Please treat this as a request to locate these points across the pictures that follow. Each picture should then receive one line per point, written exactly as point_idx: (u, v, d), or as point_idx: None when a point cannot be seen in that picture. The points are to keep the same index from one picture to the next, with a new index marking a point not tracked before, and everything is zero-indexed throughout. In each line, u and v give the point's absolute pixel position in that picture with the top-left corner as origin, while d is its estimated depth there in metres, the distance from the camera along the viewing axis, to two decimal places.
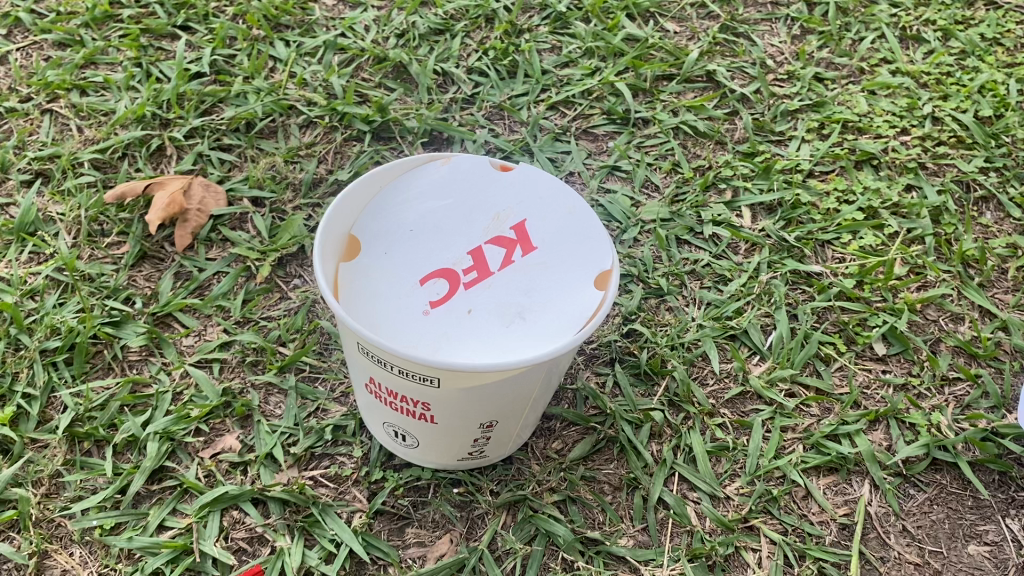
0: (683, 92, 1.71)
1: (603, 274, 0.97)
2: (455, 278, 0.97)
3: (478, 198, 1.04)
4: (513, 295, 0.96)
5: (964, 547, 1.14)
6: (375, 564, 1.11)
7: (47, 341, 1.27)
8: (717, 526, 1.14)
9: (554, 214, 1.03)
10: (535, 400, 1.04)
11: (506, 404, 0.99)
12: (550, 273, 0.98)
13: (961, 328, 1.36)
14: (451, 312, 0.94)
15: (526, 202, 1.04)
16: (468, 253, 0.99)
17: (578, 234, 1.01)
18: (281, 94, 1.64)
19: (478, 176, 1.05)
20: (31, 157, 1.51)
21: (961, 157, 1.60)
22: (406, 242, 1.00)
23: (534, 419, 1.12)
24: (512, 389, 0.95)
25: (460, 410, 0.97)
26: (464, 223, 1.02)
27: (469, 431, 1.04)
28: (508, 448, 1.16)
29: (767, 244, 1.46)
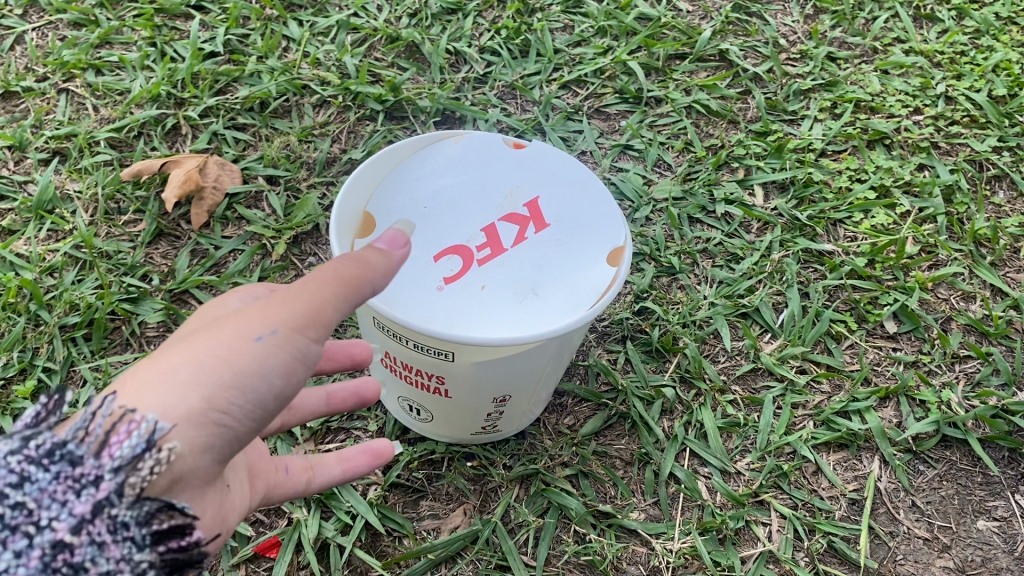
0: (695, 71, 1.72)
1: (616, 251, 0.99)
2: (469, 254, 0.97)
3: (490, 176, 1.05)
4: (526, 271, 0.97)
5: (972, 522, 1.15)
6: (390, 536, 1.13)
7: (66, 316, 1.29)
8: (728, 501, 1.15)
9: (567, 192, 1.04)
10: (546, 375, 1.05)
11: (518, 378, 1.00)
12: (563, 250, 0.99)
13: (972, 306, 1.37)
14: (465, 287, 0.95)
15: (539, 180, 1.05)
16: (481, 229, 1.00)
17: (590, 212, 1.02)
18: (295, 73, 1.64)
19: (490, 155, 1.06)
20: (49, 136, 1.53)
21: (973, 137, 1.60)
22: (420, 217, 1.00)
23: (545, 394, 1.13)
24: (525, 363, 0.96)
25: (474, 383, 0.98)
26: (476, 199, 1.03)
27: (481, 405, 1.05)
28: (522, 422, 1.18)
29: (779, 223, 1.46)
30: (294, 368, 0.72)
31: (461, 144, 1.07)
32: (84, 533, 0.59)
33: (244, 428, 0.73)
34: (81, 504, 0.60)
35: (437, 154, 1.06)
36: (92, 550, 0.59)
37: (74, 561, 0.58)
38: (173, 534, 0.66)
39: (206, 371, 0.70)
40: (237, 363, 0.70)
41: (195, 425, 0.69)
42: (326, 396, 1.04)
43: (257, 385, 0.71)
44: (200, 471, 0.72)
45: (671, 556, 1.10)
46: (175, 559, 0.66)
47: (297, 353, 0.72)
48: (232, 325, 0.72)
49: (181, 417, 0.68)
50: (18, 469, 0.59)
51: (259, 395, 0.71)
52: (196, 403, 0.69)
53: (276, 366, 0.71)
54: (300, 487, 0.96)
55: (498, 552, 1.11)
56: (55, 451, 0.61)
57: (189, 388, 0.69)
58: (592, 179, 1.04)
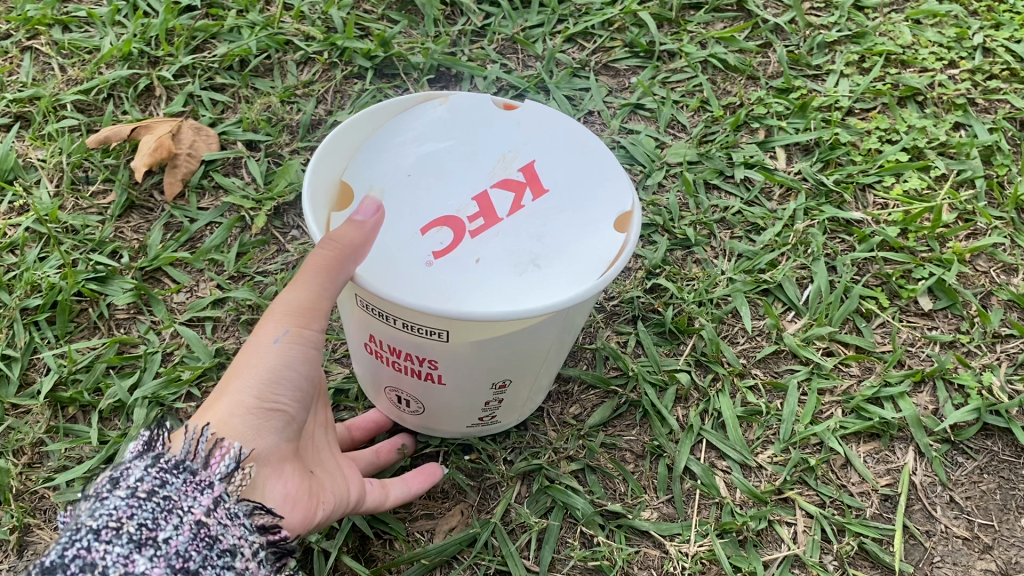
0: (712, 22, 1.58)
1: (625, 215, 0.87)
2: (460, 225, 0.86)
3: (480, 139, 0.93)
4: (525, 241, 0.86)
5: (1017, 520, 1.05)
6: (380, 539, 1.04)
7: (28, 298, 1.19)
8: (748, 498, 1.06)
9: (567, 155, 0.92)
10: (549, 358, 0.94)
11: (520, 360, 0.89)
12: (563, 218, 0.87)
13: (1014, 280, 1.25)
14: (458, 261, 0.84)
15: (535, 142, 0.93)
16: (472, 198, 0.88)
17: (591, 176, 0.90)
18: (277, 28, 1.51)
19: (482, 114, 0.94)
20: (11, 100, 1.42)
21: (1014, 92, 1.46)
22: (406, 187, 0.88)
23: (545, 385, 1.03)
24: (528, 341, 0.85)
25: (469, 368, 0.88)
26: (466, 164, 0.91)
27: (479, 393, 0.94)
28: (524, 411, 1.07)
29: (802, 188, 1.35)
30: (313, 351, 0.79)
31: (449, 105, 0.94)
32: (213, 516, 0.70)
33: (294, 414, 0.80)
34: (205, 496, 0.71)
35: (421, 117, 0.93)
36: (222, 527, 0.71)
37: (212, 534, 0.69)
38: (268, 527, 0.76)
39: (245, 376, 0.77)
40: (264, 360, 0.77)
41: (257, 418, 0.77)
42: (373, 450, 1.05)
43: (291, 375, 0.78)
44: (271, 459, 0.79)
45: (687, 561, 1.00)
46: (274, 549, 0.76)
47: (311, 339, 0.79)
48: (251, 335, 0.79)
49: (245, 413, 0.76)
50: (157, 474, 0.71)
51: (296, 381, 0.79)
52: (251, 399, 0.77)
53: (298, 351, 0.78)
54: (377, 502, 0.96)
55: (497, 556, 1.02)
56: (179, 464, 0.73)
57: (239, 391, 0.77)
58: (594, 139, 0.92)
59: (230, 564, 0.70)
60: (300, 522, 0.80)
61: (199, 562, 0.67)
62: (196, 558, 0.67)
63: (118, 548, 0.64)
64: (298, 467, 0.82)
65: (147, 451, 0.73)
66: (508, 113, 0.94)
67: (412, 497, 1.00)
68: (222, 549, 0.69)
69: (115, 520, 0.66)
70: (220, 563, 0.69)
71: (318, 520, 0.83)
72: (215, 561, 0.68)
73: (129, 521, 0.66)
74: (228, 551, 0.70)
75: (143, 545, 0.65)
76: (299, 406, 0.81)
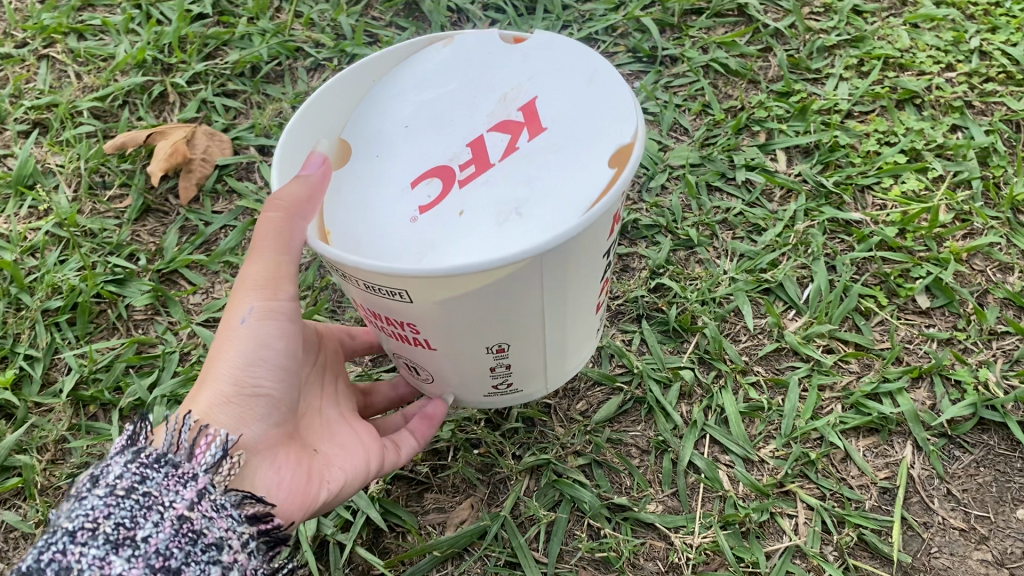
0: (713, 27, 1.62)
1: (623, 148, 0.78)
2: (450, 175, 0.87)
3: (483, 81, 0.92)
4: (511, 188, 0.83)
5: (1013, 512, 1.07)
6: (393, 532, 1.08)
7: (49, 300, 1.22)
8: (751, 491, 1.09)
9: (571, 85, 0.86)
10: (561, 316, 0.86)
11: (520, 321, 0.82)
12: (556, 156, 0.83)
13: (1010, 278, 1.27)
14: (441, 215, 0.85)
15: (538, 78, 0.89)
16: (467, 145, 0.89)
17: (594, 107, 0.84)
18: (288, 35, 1.55)
19: (485, 55, 0.93)
20: (29, 107, 1.46)
21: (1010, 94, 1.49)
22: (400, 141, 0.91)
23: (572, 342, 0.94)
24: (517, 300, 0.78)
25: (456, 331, 0.81)
26: (465, 110, 0.91)
27: (481, 360, 0.87)
28: (552, 381, 0.99)
29: (803, 190, 1.38)
30: (287, 321, 0.83)
31: (452, 49, 0.95)
32: (197, 510, 0.71)
33: (279, 391, 0.83)
34: (187, 490, 0.72)
35: (425, 62, 0.95)
36: (207, 520, 0.71)
37: (196, 528, 0.70)
38: (259, 516, 0.78)
39: (223, 360, 0.80)
40: (242, 341, 0.80)
41: (238, 403, 0.80)
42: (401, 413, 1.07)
43: (268, 352, 0.81)
44: (263, 442, 0.82)
45: (691, 552, 1.03)
46: (266, 539, 0.78)
47: (281, 308, 0.82)
48: (223, 318, 0.82)
49: (227, 402, 0.80)
50: (137, 470, 0.72)
51: (275, 358, 0.82)
52: (229, 386, 0.80)
53: (270, 323, 0.82)
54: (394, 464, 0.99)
55: (507, 548, 1.05)
56: (160, 458, 0.74)
57: (218, 379, 0.80)
58: (601, 65, 0.85)
59: (216, 557, 0.70)
60: (301, 503, 0.83)
61: (181, 559, 0.67)
62: (178, 555, 0.67)
63: (94, 550, 0.64)
64: (294, 450, 0.85)
65: (129, 446, 0.74)
66: (512, 48, 0.92)
67: (424, 446, 1.02)
68: (207, 544, 0.70)
69: (92, 520, 0.66)
70: (206, 558, 0.69)
71: (321, 501, 0.86)
72: (199, 556, 0.69)
73: (106, 521, 0.66)
74: (213, 545, 0.71)
75: (121, 545, 0.66)
76: (283, 386, 0.83)
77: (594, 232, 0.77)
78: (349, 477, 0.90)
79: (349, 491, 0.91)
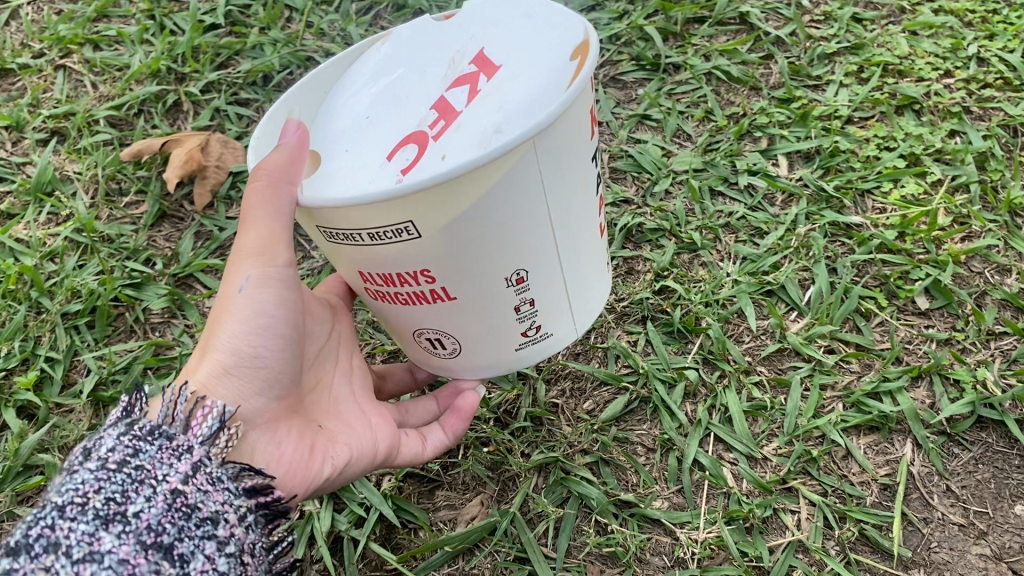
0: (715, 35, 1.65)
1: (580, 44, 0.75)
2: (423, 136, 0.74)
3: (425, 53, 0.82)
4: (486, 115, 0.72)
5: (1011, 507, 1.10)
6: (405, 528, 1.12)
7: (68, 303, 1.25)
8: (754, 488, 1.11)
9: (510, 25, 0.80)
10: (566, 234, 0.83)
11: (526, 242, 0.79)
12: (522, 80, 0.74)
13: (1008, 280, 1.30)
14: (426, 166, 0.71)
15: (478, 28, 0.81)
16: (428, 108, 0.76)
17: (545, 31, 0.79)
18: (298, 45, 1.58)
19: (421, 34, 0.84)
20: (47, 116, 1.49)
21: (1008, 100, 1.51)
22: (360, 127, 0.78)
23: (584, 271, 0.89)
24: (517, 209, 0.76)
25: (465, 262, 0.78)
26: (417, 80, 0.80)
27: (502, 299, 0.83)
28: (580, 322, 0.94)
29: (804, 194, 1.40)
30: (285, 287, 0.85)
31: (388, 44, 0.86)
32: (191, 484, 0.72)
33: (277, 362, 0.86)
34: (182, 464, 0.73)
35: (367, 61, 0.87)
36: (201, 494, 0.72)
37: (190, 503, 0.70)
38: (259, 488, 0.80)
39: (222, 331, 0.84)
40: (239, 313, 0.83)
41: (235, 377, 0.83)
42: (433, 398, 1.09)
43: (263, 320, 0.84)
44: (262, 413, 0.86)
45: (696, 547, 1.06)
46: (268, 510, 0.80)
47: (278, 279, 0.85)
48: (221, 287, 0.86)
49: (224, 373, 0.83)
50: (129, 443, 0.72)
51: (271, 326, 0.85)
52: (226, 357, 0.83)
53: (268, 294, 0.85)
54: (415, 454, 1.02)
55: (516, 544, 1.08)
56: (153, 431, 0.75)
57: (217, 351, 0.83)
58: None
59: (212, 531, 0.70)
60: (302, 483, 0.87)
61: (174, 534, 0.67)
62: (171, 530, 0.67)
63: (83, 526, 0.64)
64: (294, 425, 0.89)
65: (125, 416, 0.76)
66: (447, 22, 0.84)
67: (454, 441, 1.04)
68: (202, 518, 0.70)
69: (82, 494, 0.66)
70: (200, 532, 0.69)
71: (324, 476, 0.89)
72: (194, 531, 0.69)
73: (96, 495, 0.66)
74: (208, 520, 0.71)
75: (111, 521, 0.65)
76: (284, 359, 0.86)
77: (570, 120, 0.75)
78: (353, 454, 0.93)
79: (354, 473, 0.94)
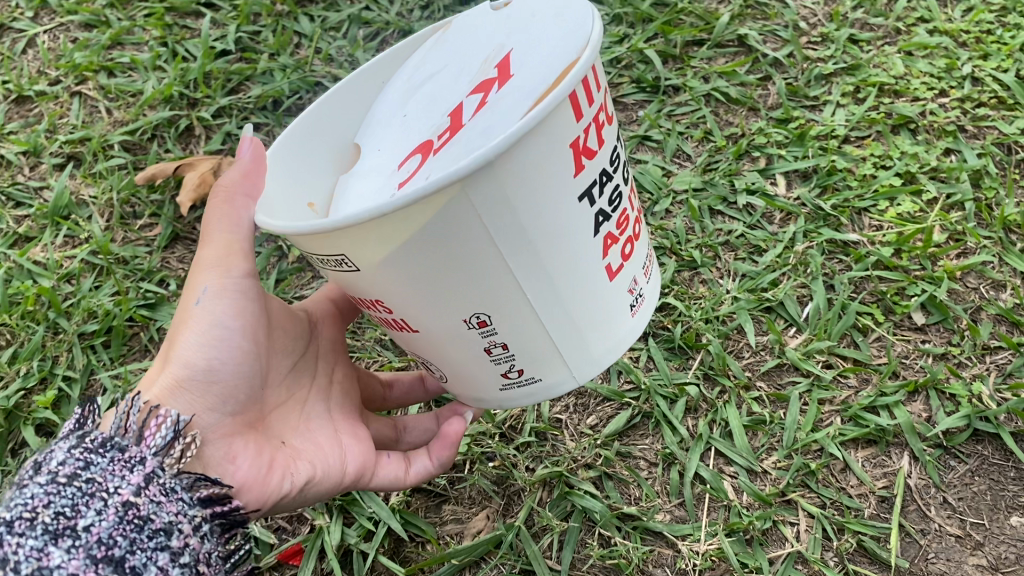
0: (714, 57, 1.69)
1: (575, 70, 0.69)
2: (429, 147, 0.76)
3: (471, 52, 0.84)
4: (472, 141, 0.71)
5: (1007, 518, 1.12)
6: (413, 541, 1.15)
7: (85, 324, 1.29)
8: (755, 500, 1.14)
9: (541, 33, 0.77)
10: (546, 282, 0.75)
11: (482, 286, 0.73)
12: (514, 100, 0.71)
13: (1003, 295, 1.32)
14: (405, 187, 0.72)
15: (520, 34, 0.80)
16: (447, 115, 0.78)
17: (559, 47, 0.74)
18: (307, 70, 1.62)
19: (473, 33, 0.86)
20: (63, 141, 1.54)
21: (1002, 118, 1.54)
22: (395, 128, 0.84)
23: (584, 325, 0.80)
24: (470, 248, 0.70)
25: (424, 297, 0.74)
26: (453, 80, 0.82)
27: (467, 338, 0.78)
28: (580, 372, 0.84)
29: (802, 212, 1.43)
30: (242, 299, 0.89)
31: (446, 43, 0.87)
32: (143, 495, 0.75)
33: (233, 373, 0.88)
34: (134, 475, 0.76)
35: (423, 52, 0.90)
36: (154, 505, 0.75)
37: (142, 515, 0.74)
38: (214, 498, 0.82)
39: (179, 344, 0.87)
40: (196, 324, 0.86)
41: (188, 390, 0.85)
42: (434, 416, 1.11)
43: (217, 332, 0.87)
44: (217, 427, 0.87)
45: (697, 559, 1.08)
46: (223, 521, 0.83)
47: (234, 290, 0.88)
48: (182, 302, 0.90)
49: (178, 387, 0.85)
50: (80, 456, 0.75)
51: (224, 337, 0.87)
52: (179, 371, 0.85)
53: (226, 305, 0.88)
54: (395, 478, 1.01)
55: (522, 557, 1.11)
56: (105, 443, 0.77)
57: (173, 365, 0.86)
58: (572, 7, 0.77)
59: (164, 543, 0.74)
60: (261, 494, 0.87)
61: (125, 547, 0.71)
62: (122, 543, 0.71)
63: (32, 541, 0.68)
64: (251, 439, 0.89)
65: (77, 429, 0.79)
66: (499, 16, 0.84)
67: (439, 468, 1.02)
68: (154, 530, 0.74)
69: (31, 509, 0.70)
70: (152, 544, 0.73)
71: (283, 492, 0.89)
72: (146, 543, 0.73)
73: (44, 510, 0.70)
74: (161, 530, 0.74)
75: (60, 536, 0.69)
76: (242, 367, 0.88)
77: (526, 163, 0.67)
78: (316, 473, 0.92)
79: (318, 493, 0.94)
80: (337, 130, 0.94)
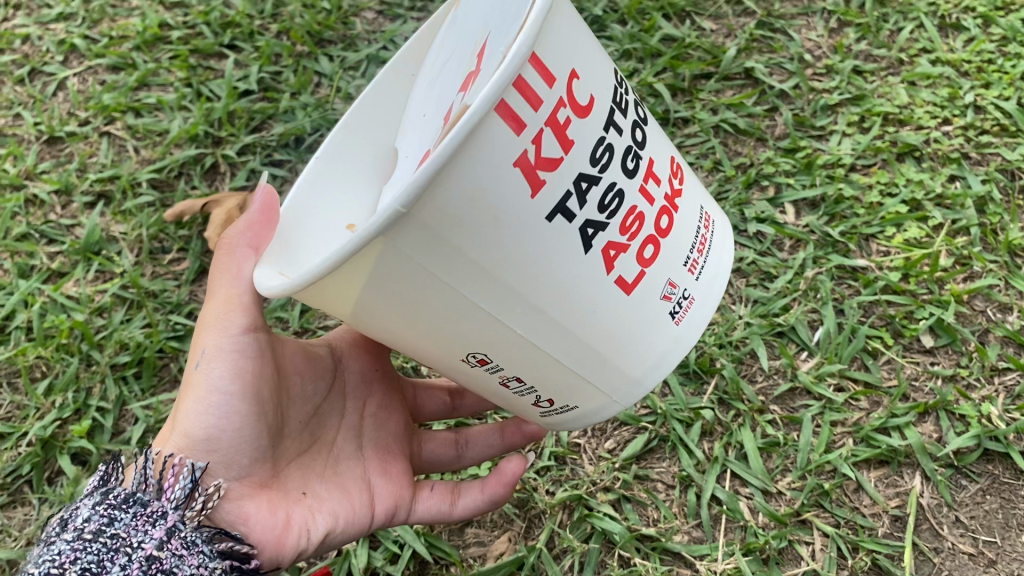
0: (721, 90, 1.74)
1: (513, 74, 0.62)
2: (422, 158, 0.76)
3: (464, 51, 0.81)
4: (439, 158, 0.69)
5: (1019, 537, 1.14)
6: (437, 564, 1.18)
7: (117, 356, 1.34)
8: (770, 520, 1.17)
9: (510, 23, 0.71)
10: (538, 308, 0.72)
11: (480, 328, 0.73)
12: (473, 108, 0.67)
13: (1009, 318, 1.35)
14: None
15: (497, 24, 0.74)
16: (439, 121, 0.78)
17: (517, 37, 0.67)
18: (328, 109, 1.67)
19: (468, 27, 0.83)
20: (93, 179, 1.59)
21: (1005, 145, 1.57)
22: (416, 135, 0.86)
23: (597, 340, 0.77)
24: (454, 290, 0.69)
25: (437, 340, 0.76)
26: (449, 83, 0.82)
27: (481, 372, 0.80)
28: (618, 395, 0.83)
29: (811, 240, 1.47)
30: (246, 356, 0.90)
31: (454, 32, 0.86)
32: (166, 548, 0.81)
33: (234, 439, 0.89)
34: (157, 530, 0.81)
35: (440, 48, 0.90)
36: (176, 559, 0.81)
37: (165, 568, 0.80)
38: (231, 552, 0.86)
39: (185, 411, 0.90)
40: (194, 392, 0.89)
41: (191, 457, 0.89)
42: (499, 432, 1.13)
43: (215, 398, 0.88)
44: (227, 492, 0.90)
45: None
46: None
47: (230, 348, 0.90)
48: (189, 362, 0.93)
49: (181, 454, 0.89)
50: (105, 512, 0.82)
51: (222, 399, 0.89)
52: (179, 440, 0.89)
53: (221, 366, 0.89)
54: (441, 509, 1.05)
55: None
56: (128, 498, 0.83)
57: (176, 435, 0.89)
58: None
59: None
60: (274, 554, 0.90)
61: None
62: None
63: None
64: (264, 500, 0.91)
65: (101, 485, 0.85)
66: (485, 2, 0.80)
67: (489, 503, 1.04)
68: None
69: (60, 565, 0.78)
70: None
71: (300, 550, 0.92)
72: None
73: (72, 566, 0.78)
74: None
75: None
76: (243, 429, 0.89)
77: (465, 192, 0.62)
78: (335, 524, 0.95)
79: (343, 537, 0.97)
80: (370, 141, 0.96)
